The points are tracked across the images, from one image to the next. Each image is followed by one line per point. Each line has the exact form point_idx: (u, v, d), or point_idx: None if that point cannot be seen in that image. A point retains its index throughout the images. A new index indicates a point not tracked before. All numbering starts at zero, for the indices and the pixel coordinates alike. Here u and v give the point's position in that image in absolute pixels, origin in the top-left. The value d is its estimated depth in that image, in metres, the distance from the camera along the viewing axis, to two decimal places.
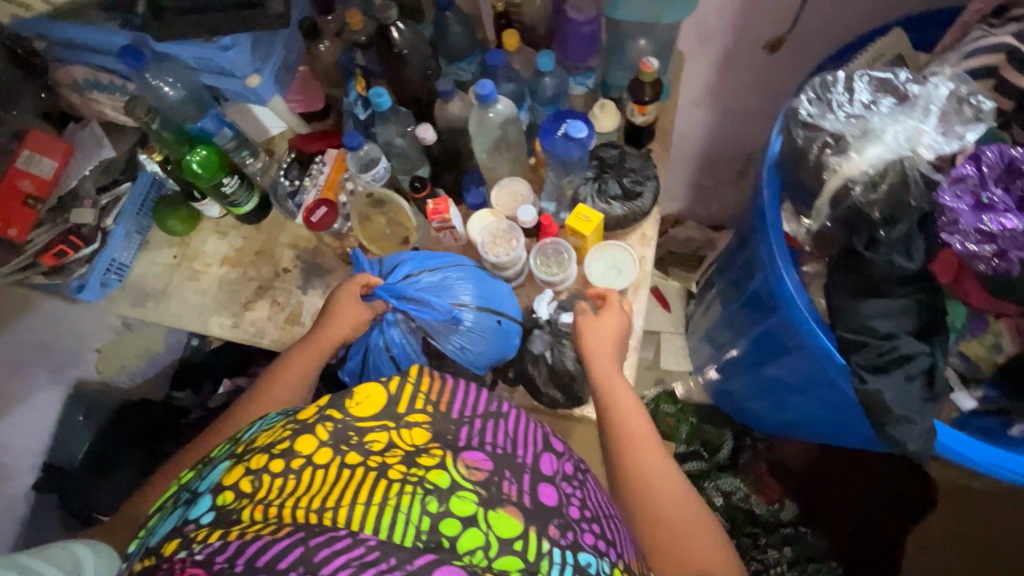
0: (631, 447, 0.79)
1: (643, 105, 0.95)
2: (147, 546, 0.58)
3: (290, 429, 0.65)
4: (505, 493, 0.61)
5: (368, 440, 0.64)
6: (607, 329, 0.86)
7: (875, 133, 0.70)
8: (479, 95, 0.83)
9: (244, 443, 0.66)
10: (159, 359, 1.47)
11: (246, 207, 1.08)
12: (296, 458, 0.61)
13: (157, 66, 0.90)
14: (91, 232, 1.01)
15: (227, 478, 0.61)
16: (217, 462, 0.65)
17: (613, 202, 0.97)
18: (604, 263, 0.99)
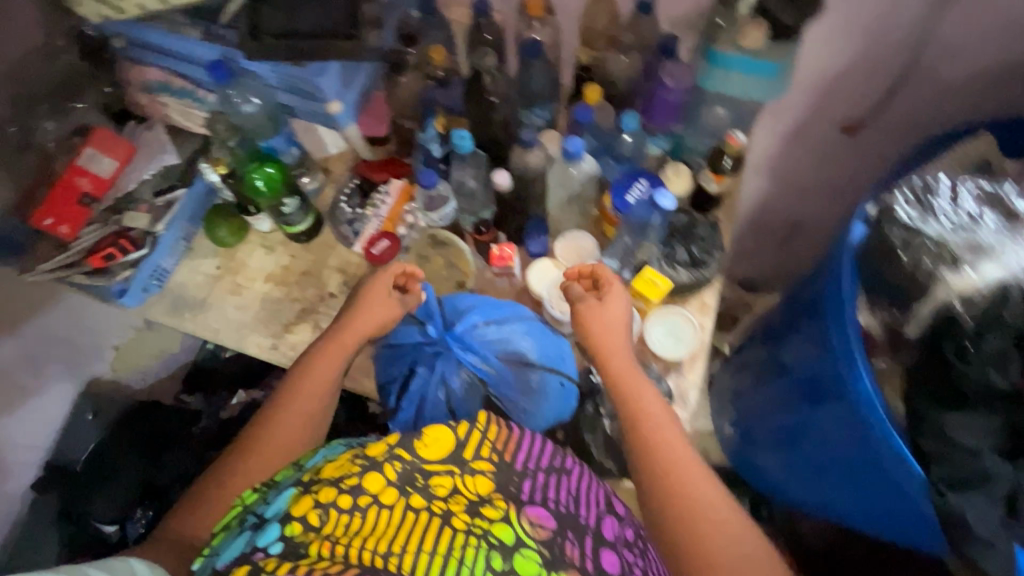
0: (656, 456, 0.73)
1: (721, 176, 0.95)
2: (214, 568, 0.59)
3: (357, 464, 0.65)
4: (568, 556, 0.59)
5: (433, 483, 0.64)
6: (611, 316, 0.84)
7: (989, 250, 0.73)
8: (568, 152, 0.82)
9: (310, 473, 0.67)
10: (177, 362, 1.46)
11: (300, 227, 1.05)
12: (363, 496, 0.61)
13: (242, 83, 0.91)
14: (141, 237, 0.98)
15: (295, 507, 0.61)
16: (283, 488, 0.66)
17: (679, 268, 0.95)
18: (665, 330, 0.96)
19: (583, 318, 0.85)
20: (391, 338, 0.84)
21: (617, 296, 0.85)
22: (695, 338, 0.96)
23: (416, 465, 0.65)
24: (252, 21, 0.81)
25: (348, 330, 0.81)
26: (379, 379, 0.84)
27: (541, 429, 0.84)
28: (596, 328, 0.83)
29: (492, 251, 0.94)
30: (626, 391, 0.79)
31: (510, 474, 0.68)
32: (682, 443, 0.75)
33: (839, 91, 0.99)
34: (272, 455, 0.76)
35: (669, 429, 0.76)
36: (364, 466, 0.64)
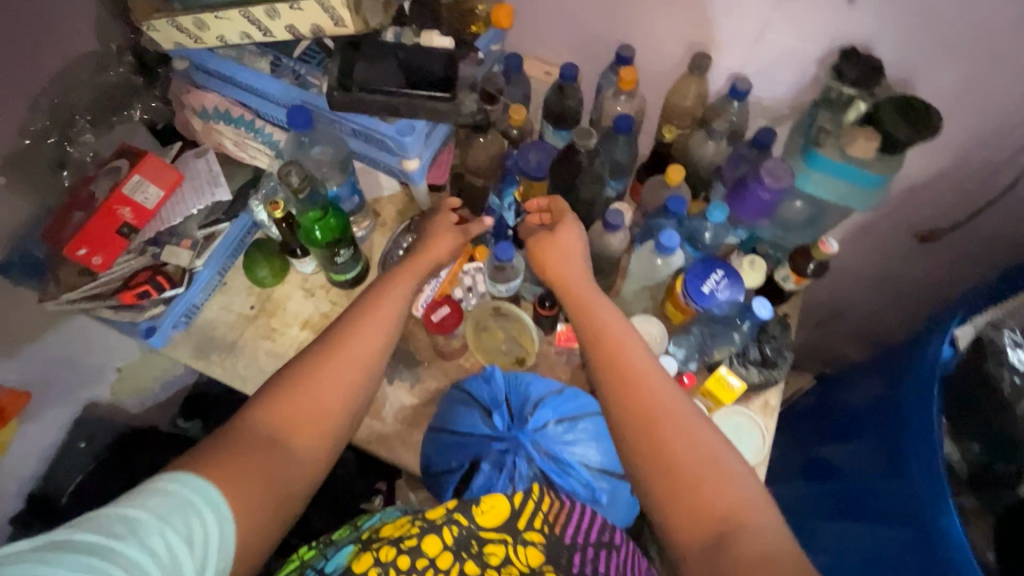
0: (617, 373, 0.69)
1: (802, 277, 0.91)
2: None
3: (416, 525, 0.61)
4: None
5: (488, 550, 0.61)
6: (562, 245, 0.80)
7: None
8: (661, 245, 0.78)
9: (370, 530, 0.65)
10: (178, 384, 1.40)
11: (348, 275, 0.98)
12: (422, 560, 0.58)
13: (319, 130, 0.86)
14: (179, 274, 0.90)
15: (356, 564, 0.58)
16: (343, 543, 0.64)
17: (751, 368, 0.90)
18: (728, 432, 0.90)
19: (539, 254, 0.81)
20: (450, 426, 0.78)
21: (570, 226, 0.80)
22: (759, 444, 0.90)
23: (473, 528, 0.62)
24: (343, 71, 0.76)
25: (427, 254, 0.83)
26: (433, 465, 0.78)
27: (622, 525, 0.77)
28: (552, 259, 0.79)
29: (560, 330, 0.90)
30: (585, 318, 0.75)
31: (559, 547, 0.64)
32: (644, 359, 0.70)
33: (918, 200, 0.97)
34: (354, 358, 0.72)
35: (629, 344, 0.72)
36: (424, 526, 0.61)
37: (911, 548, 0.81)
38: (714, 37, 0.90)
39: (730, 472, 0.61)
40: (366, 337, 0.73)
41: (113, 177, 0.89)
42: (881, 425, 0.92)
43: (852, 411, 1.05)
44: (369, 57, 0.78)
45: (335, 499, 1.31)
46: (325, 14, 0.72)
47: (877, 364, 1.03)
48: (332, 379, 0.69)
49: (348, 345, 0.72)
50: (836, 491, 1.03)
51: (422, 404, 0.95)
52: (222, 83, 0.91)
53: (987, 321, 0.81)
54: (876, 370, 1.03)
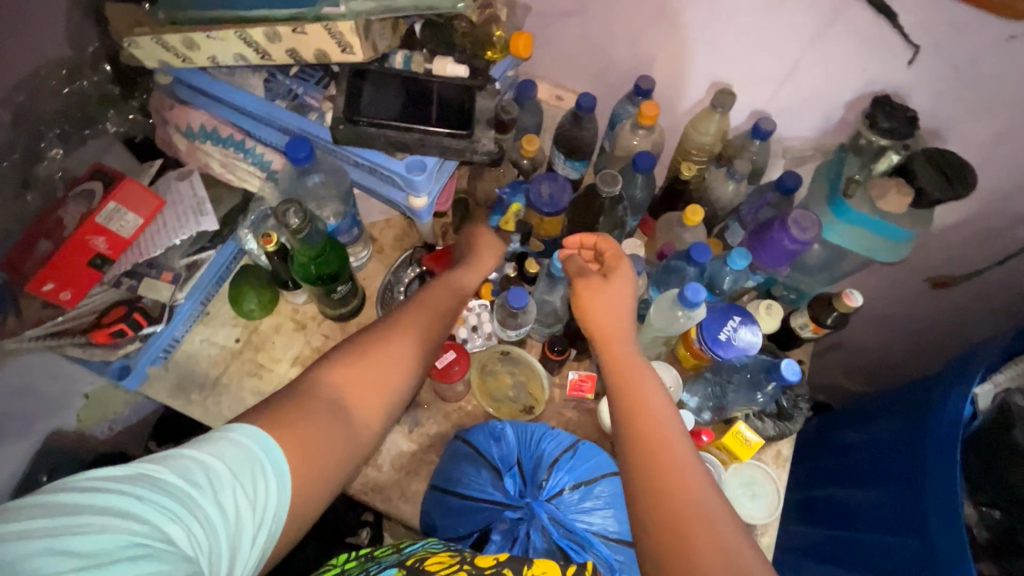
0: (638, 432, 0.61)
1: (821, 327, 0.87)
2: None
3: (463, 570, 0.55)
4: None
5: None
6: (610, 292, 0.73)
7: None
8: (686, 299, 0.73)
9: (417, 558, 0.57)
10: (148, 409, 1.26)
11: (344, 310, 0.92)
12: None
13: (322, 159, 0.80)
14: (158, 310, 0.82)
15: None
16: (385, 565, 0.58)
17: (766, 421, 0.88)
18: (742, 487, 0.86)
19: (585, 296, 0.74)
20: (457, 488, 0.73)
21: (623, 273, 0.74)
22: (769, 494, 0.87)
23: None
24: (350, 102, 0.71)
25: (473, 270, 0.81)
26: (438, 530, 0.72)
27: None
28: (593, 307, 0.72)
29: (571, 380, 0.86)
30: (619, 374, 0.67)
31: None
32: (676, 433, 0.61)
33: (930, 246, 0.95)
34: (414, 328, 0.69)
35: (664, 413, 0.63)
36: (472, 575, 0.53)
37: None
38: (739, 74, 0.86)
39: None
40: (426, 316, 0.71)
41: (86, 202, 0.81)
42: (898, 479, 0.87)
43: (857, 453, 1.02)
44: (379, 87, 0.72)
45: (320, 538, 1.22)
46: (331, 39, 0.66)
47: (879, 406, 1.01)
48: (389, 359, 0.65)
49: (392, 328, 0.68)
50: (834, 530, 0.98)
51: (421, 451, 0.88)
52: (210, 101, 0.84)
53: (1009, 379, 0.80)
54: (876, 411, 1.01)
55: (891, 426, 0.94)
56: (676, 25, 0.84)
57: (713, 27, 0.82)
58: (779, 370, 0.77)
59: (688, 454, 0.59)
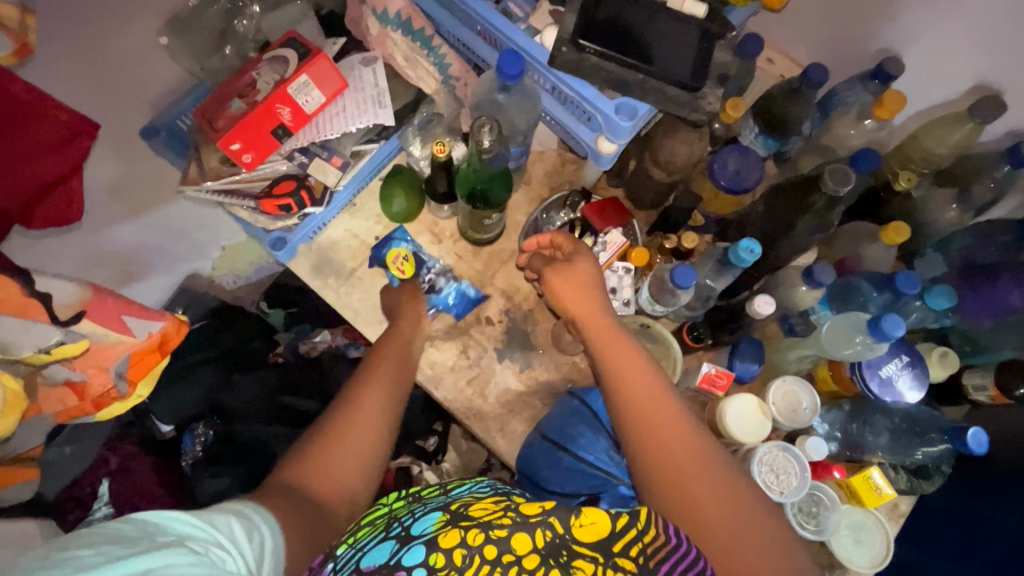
0: (634, 419, 0.64)
1: (1004, 395, 0.76)
2: (356, 569, 0.50)
3: (508, 515, 0.52)
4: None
5: (575, 565, 0.48)
6: (580, 276, 0.76)
7: None
8: (881, 328, 0.67)
9: (463, 503, 0.56)
10: (269, 272, 1.29)
11: (486, 236, 0.90)
12: (507, 555, 0.48)
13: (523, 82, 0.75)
14: (322, 192, 0.84)
15: (444, 539, 0.50)
16: (432, 507, 0.56)
17: (900, 473, 0.81)
18: (849, 531, 0.80)
19: (557, 283, 0.76)
20: (572, 447, 0.74)
21: (586, 256, 0.77)
22: (880, 547, 0.80)
23: (567, 538, 0.49)
24: (580, 23, 0.67)
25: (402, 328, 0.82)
26: (542, 478, 0.74)
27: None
28: (567, 292, 0.75)
29: (705, 371, 0.81)
30: (610, 357, 0.70)
31: None
32: (674, 409, 0.65)
33: None
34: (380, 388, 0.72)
35: (658, 394, 0.66)
36: (516, 517, 0.51)
37: None
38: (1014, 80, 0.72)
39: (768, 546, 0.56)
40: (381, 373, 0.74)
41: (278, 70, 0.81)
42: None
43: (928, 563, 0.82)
44: (605, 13, 0.68)
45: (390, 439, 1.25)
46: None
47: (958, 508, 0.81)
48: (354, 420, 0.67)
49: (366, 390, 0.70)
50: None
51: (527, 394, 0.88)
52: None
53: None
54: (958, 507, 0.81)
55: (997, 527, 0.75)
56: (958, 5, 0.71)
57: (1005, 17, 0.68)
58: (963, 438, 0.72)
59: (691, 431, 0.63)
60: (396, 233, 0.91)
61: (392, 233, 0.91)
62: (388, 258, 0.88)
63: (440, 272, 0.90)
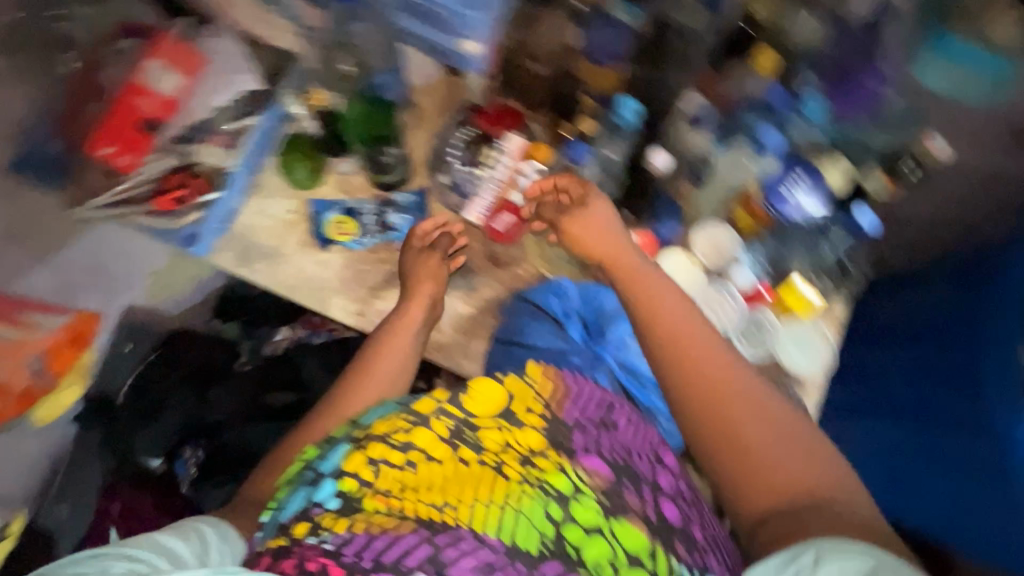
0: (676, 357, 0.70)
1: (895, 179, 0.85)
2: (278, 522, 0.61)
3: (405, 420, 0.68)
4: (626, 504, 0.62)
5: (483, 439, 0.67)
6: (595, 221, 0.80)
7: None
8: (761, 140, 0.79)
9: (363, 429, 0.68)
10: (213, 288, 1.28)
11: (390, 178, 0.92)
12: (414, 452, 0.64)
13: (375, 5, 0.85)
14: (214, 175, 0.84)
15: (349, 464, 0.63)
16: (337, 441, 0.68)
17: (823, 279, 0.88)
18: (795, 342, 0.87)
19: (574, 230, 0.81)
20: (526, 340, 0.84)
21: (598, 200, 0.81)
22: (826, 354, 0.87)
23: (465, 421, 0.68)
24: None
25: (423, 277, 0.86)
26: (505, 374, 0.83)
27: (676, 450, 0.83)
28: (586, 236, 0.80)
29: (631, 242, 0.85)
30: (641, 302, 0.74)
31: (560, 427, 0.69)
32: (709, 344, 0.70)
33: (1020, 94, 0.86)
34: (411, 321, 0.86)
35: (705, 348, 0.70)
36: (414, 421, 0.67)
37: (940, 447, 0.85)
38: None
39: (806, 447, 0.65)
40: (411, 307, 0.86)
41: (127, 64, 0.82)
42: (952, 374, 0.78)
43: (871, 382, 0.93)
44: None
45: None
46: None
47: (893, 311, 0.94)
48: (392, 351, 0.86)
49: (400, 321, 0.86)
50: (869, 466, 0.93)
51: (479, 313, 0.91)
52: None
53: None
54: None
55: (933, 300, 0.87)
56: None
57: None
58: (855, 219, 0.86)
59: (742, 377, 0.69)
60: (315, 207, 0.92)
61: (310, 209, 0.92)
62: (327, 226, 0.91)
63: (377, 212, 0.92)
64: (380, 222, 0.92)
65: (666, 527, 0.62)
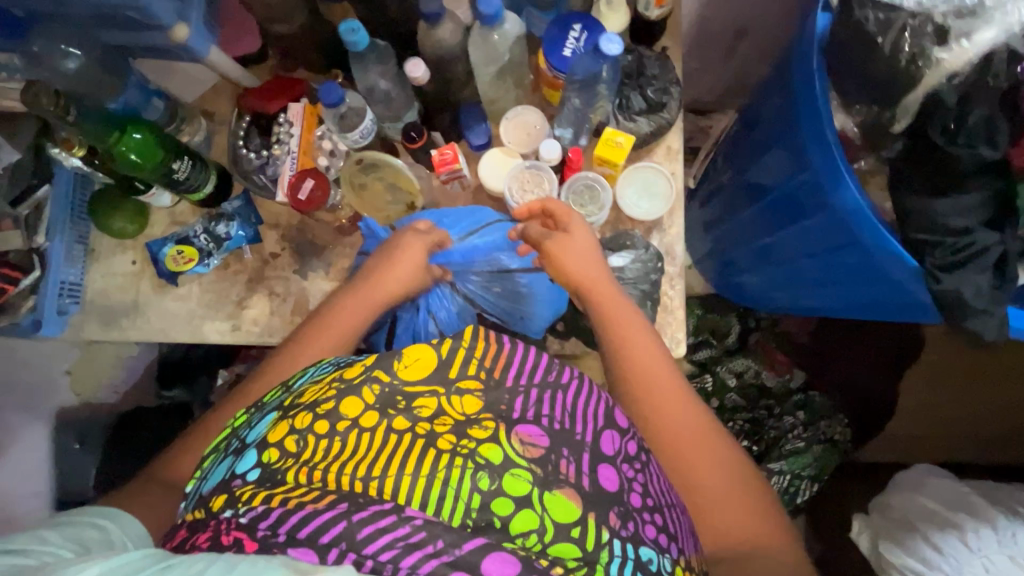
0: (648, 396, 0.70)
1: None
2: (201, 494, 0.54)
3: (334, 387, 0.57)
4: (563, 474, 0.52)
5: (418, 405, 0.55)
6: (580, 249, 0.76)
7: (984, 13, 0.62)
8: (484, 16, 0.70)
9: (292, 396, 0.59)
10: (142, 363, 1.30)
11: (206, 190, 0.89)
12: (342, 420, 0.53)
13: (47, 28, 0.70)
14: (22, 258, 0.84)
15: (272, 434, 0.54)
16: (267, 410, 0.59)
17: (639, 119, 0.86)
18: (636, 190, 0.88)
19: (554, 253, 0.77)
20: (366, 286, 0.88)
21: (580, 224, 0.78)
22: (670, 188, 0.89)
23: (396, 385, 0.56)
24: None
25: (397, 265, 0.78)
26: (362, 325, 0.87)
27: (537, 337, 0.85)
28: (567, 261, 0.76)
29: (434, 158, 0.82)
30: (625, 335, 0.73)
31: (499, 392, 0.58)
32: (686, 395, 0.71)
33: None
34: (400, 274, 0.78)
35: (682, 396, 0.71)
36: (341, 389, 0.55)
37: (827, 221, 0.90)
38: None
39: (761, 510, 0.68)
40: (400, 264, 0.78)
41: None
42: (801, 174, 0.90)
43: (773, 193, 1.02)
44: None
45: None
46: None
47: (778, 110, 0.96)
48: (367, 295, 0.77)
49: (392, 265, 0.78)
50: (789, 270, 1.13)
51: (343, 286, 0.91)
52: None
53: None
54: None
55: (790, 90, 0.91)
56: None
57: None
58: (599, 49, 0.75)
59: (714, 435, 0.71)
60: (153, 248, 0.92)
61: (150, 252, 0.92)
62: (165, 258, 0.92)
63: (207, 229, 0.92)
64: (211, 239, 0.92)
65: (603, 495, 0.53)
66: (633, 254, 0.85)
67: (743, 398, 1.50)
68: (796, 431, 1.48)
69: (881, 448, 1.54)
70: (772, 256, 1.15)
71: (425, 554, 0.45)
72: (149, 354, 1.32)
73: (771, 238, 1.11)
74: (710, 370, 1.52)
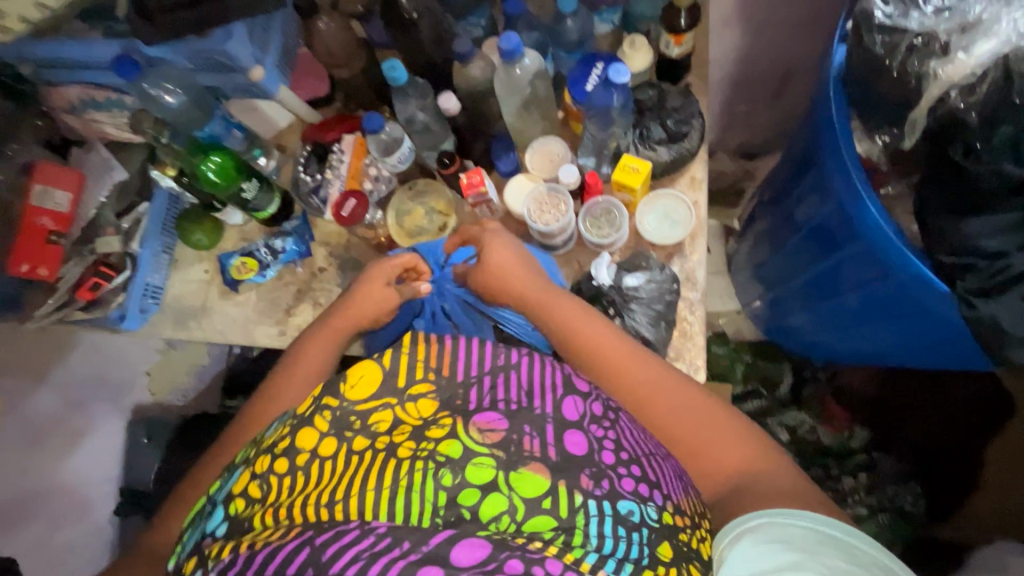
0: (602, 366, 0.74)
1: (681, 35, 0.88)
2: (176, 563, 0.52)
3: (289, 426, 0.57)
4: (526, 450, 0.52)
5: (373, 421, 0.56)
6: (501, 256, 0.80)
7: (985, 26, 0.61)
8: (503, 50, 0.79)
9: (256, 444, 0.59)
10: (210, 372, 1.43)
11: (270, 210, 1.00)
12: (300, 454, 0.53)
13: (153, 73, 0.87)
14: (119, 260, 0.99)
15: (235, 486, 0.54)
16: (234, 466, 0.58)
17: (659, 148, 0.90)
18: (657, 218, 0.90)
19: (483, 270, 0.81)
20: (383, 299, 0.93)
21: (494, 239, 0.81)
22: (692, 216, 0.90)
23: (347, 407, 0.56)
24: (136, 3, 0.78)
25: (350, 308, 0.84)
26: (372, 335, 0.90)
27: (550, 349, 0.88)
28: (495, 270, 0.80)
29: (463, 181, 0.87)
30: (563, 320, 0.77)
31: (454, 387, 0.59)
32: (633, 357, 0.74)
33: None
34: (358, 311, 0.84)
35: (632, 358, 0.74)
36: (295, 425, 0.56)
37: (861, 256, 0.89)
38: None
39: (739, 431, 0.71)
40: (356, 301, 0.84)
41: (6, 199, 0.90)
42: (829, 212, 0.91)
43: (810, 224, 1.02)
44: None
45: None
46: None
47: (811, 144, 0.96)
48: (329, 334, 0.83)
49: (347, 305, 0.84)
50: (828, 310, 1.10)
51: None
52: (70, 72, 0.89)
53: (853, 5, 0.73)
54: None
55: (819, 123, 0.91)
56: None
57: None
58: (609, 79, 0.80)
59: (673, 384, 0.73)
60: (223, 258, 1.05)
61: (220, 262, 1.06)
62: (232, 266, 1.04)
63: (269, 245, 1.03)
64: (270, 252, 1.03)
65: (571, 461, 0.52)
66: (647, 275, 0.86)
67: (798, 454, 1.38)
68: (858, 495, 1.33)
69: (972, 520, 1.35)
70: (802, 291, 1.14)
71: (391, 558, 0.42)
72: (217, 366, 1.45)
73: (804, 276, 1.10)
74: (760, 421, 1.42)
